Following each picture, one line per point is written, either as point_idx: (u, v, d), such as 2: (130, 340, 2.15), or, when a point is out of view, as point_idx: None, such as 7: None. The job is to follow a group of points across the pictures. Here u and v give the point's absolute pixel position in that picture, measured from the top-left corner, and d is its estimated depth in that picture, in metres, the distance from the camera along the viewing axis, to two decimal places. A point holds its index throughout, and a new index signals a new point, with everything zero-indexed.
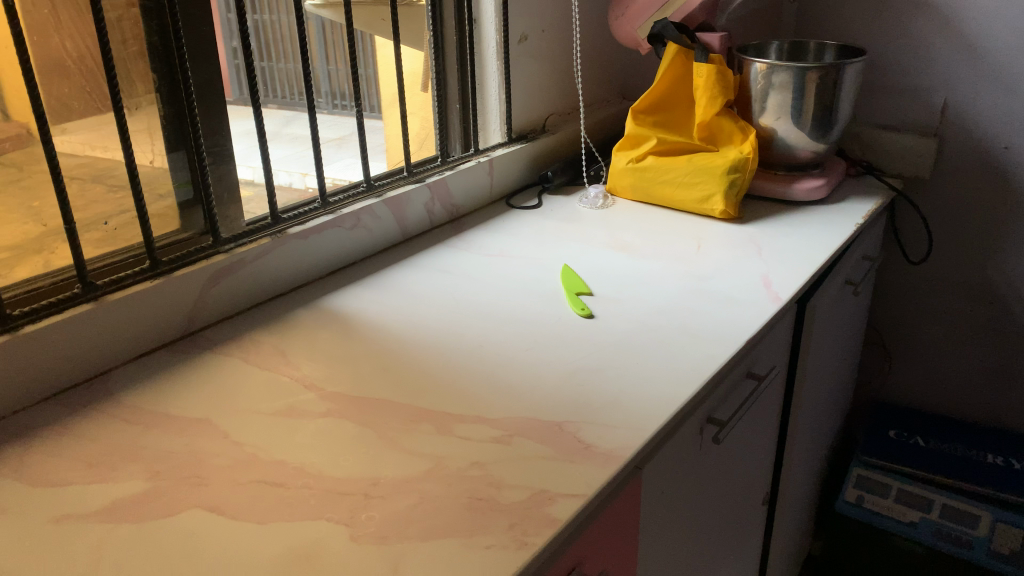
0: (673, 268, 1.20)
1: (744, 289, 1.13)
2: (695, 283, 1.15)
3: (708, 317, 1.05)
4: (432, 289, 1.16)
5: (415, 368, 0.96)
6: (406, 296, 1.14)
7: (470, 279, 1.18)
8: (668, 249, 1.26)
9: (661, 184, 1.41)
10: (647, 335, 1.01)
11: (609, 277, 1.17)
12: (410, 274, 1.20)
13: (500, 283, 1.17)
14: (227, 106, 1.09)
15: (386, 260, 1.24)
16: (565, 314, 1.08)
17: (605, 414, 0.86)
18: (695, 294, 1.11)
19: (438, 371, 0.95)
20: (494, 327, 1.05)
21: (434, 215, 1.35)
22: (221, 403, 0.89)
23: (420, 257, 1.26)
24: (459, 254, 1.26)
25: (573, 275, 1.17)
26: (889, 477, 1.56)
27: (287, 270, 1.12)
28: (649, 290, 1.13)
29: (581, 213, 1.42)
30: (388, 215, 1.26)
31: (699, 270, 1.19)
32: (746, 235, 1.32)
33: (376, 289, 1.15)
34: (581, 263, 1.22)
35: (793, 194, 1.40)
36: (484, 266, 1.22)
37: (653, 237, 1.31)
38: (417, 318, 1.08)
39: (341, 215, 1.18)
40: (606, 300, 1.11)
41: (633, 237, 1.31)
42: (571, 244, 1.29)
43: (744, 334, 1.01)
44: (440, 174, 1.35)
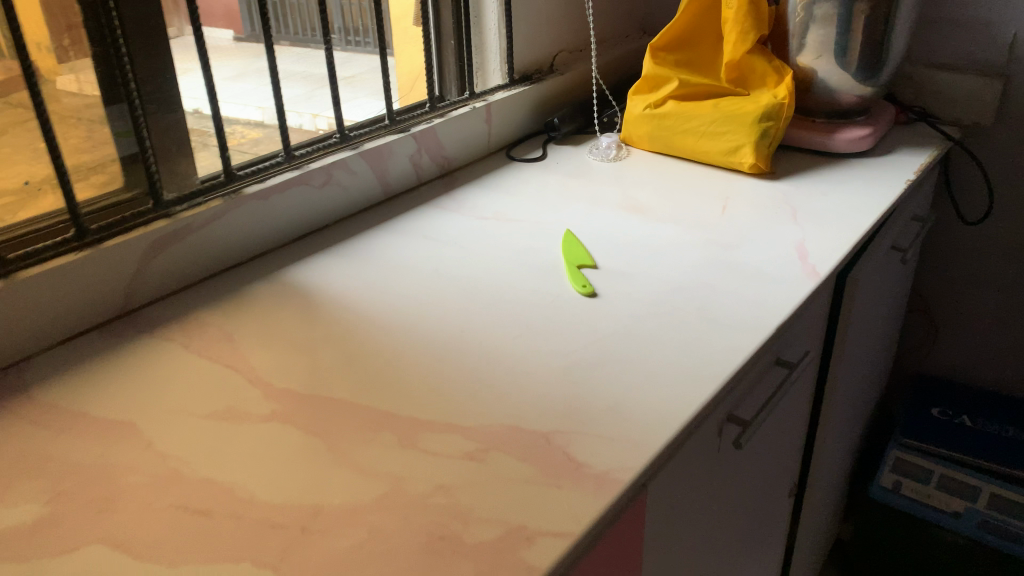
0: (691, 234, 1.03)
1: (774, 260, 0.97)
2: (717, 254, 0.98)
3: (731, 296, 0.90)
4: (412, 258, 1.01)
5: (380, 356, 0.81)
6: (381, 268, 0.99)
7: (458, 247, 1.03)
8: (688, 211, 1.09)
9: (682, 133, 1.22)
10: (658, 318, 0.86)
11: (616, 244, 1.02)
12: (389, 240, 1.05)
13: (490, 252, 1.01)
14: (170, 45, 0.92)
15: (361, 223, 1.09)
16: (563, 291, 0.92)
17: (603, 421, 0.71)
18: (715, 267, 0.96)
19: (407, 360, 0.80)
20: (477, 308, 0.90)
21: (421, 172, 1.19)
22: (150, 402, 0.76)
23: (402, 219, 1.10)
24: (446, 217, 1.11)
25: (573, 245, 1.01)
26: (932, 462, 1.39)
27: (244, 237, 0.98)
28: (661, 262, 0.97)
29: (590, 167, 1.25)
30: (365, 169, 1.10)
31: (720, 238, 1.02)
32: (779, 193, 1.14)
33: (347, 259, 1.00)
34: (586, 227, 1.06)
35: (834, 145, 1.22)
36: (473, 231, 1.07)
37: (671, 195, 1.14)
38: (390, 294, 0.93)
39: (307, 171, 1.03)
40: (612, 274, 0.95)
41: (647, 195, 1.14)
42: (575, 203, 1.13)
43: (773, 319, 0.85)
44: (427, 123, 1.19)
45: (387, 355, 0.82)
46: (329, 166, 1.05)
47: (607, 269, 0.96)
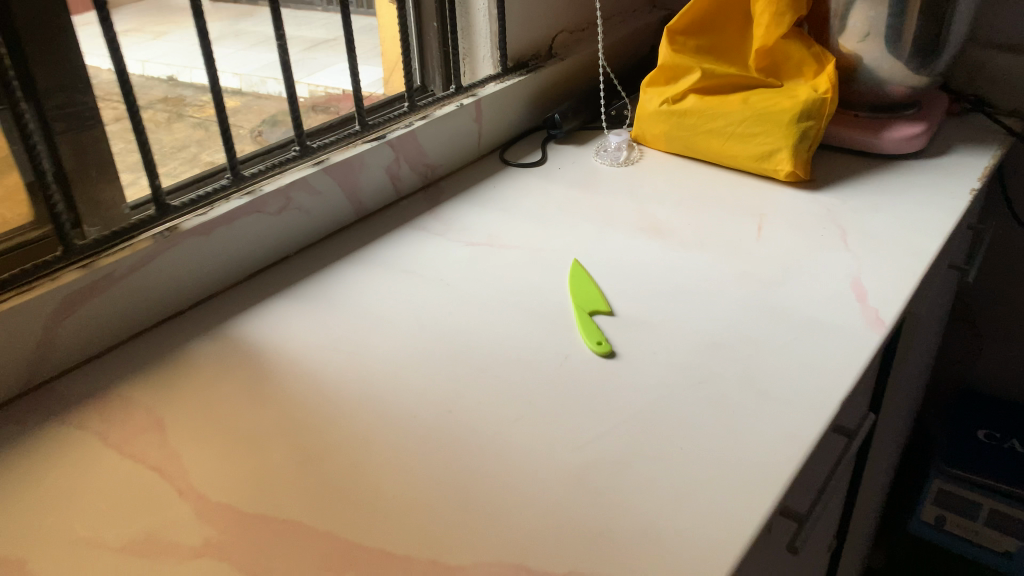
0: (724, 265, 0.86)
1: (829, 303, 0.80)
2: (757, 293, 0.81)
3: (782, 359, 0.73)
4: (388, 303, 0.83)
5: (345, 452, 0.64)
6: (349, 317, 0.81)
7: (442, 286, 0.85)
8: (719, 234, 0.92)
9: (706, 133, 1.04)
10: (692, 389, 0.70)
11: (635, 282, 0.84)
12: (362, 279, 0.87)
13: (482, 293, 0.84)
14: (79, 43, 0.74)
15: (327, 254, 0.91)
16: (574, 348, 0.75)
17: (633, 555, 0.54)
18: (758, 315, 0.78)
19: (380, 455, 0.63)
20: (468, 372, 0.73)
21: (400, 186, 1.01)
22: (50, 525, 0.59)
23: (377, 248, 0.93)
24: (429, 244, 0.93)
25: (583, 284, 0.84)
26: (979, 495, 1.24)
27: (183, 281, 0.80)
28: (690, 308, 0.80)
29: (597, 174, 1.07)
30: (332, 188, 0.92)
31: (760, 270, 0.85)
32: (822, 206, 0.97)
33: (310, 306, 0.83)
34: (596, 257, 0.89)
35: (883, 146, 1.04)
36: (462, 263, 0.89)
37: (696, 211, 0.97)
38: (362, 355, 0.76)
39: (259, 197, 0.85)
40: (632, 323, 0.78)
41: (667, 211, 0.97)
42: (582, 223, 0.96)
43: (835, 392, 0.69)
44: (407, 126, 1.00)
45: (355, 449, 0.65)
46: (286, 188, 0.87)
47: (626, 316, 0.79)
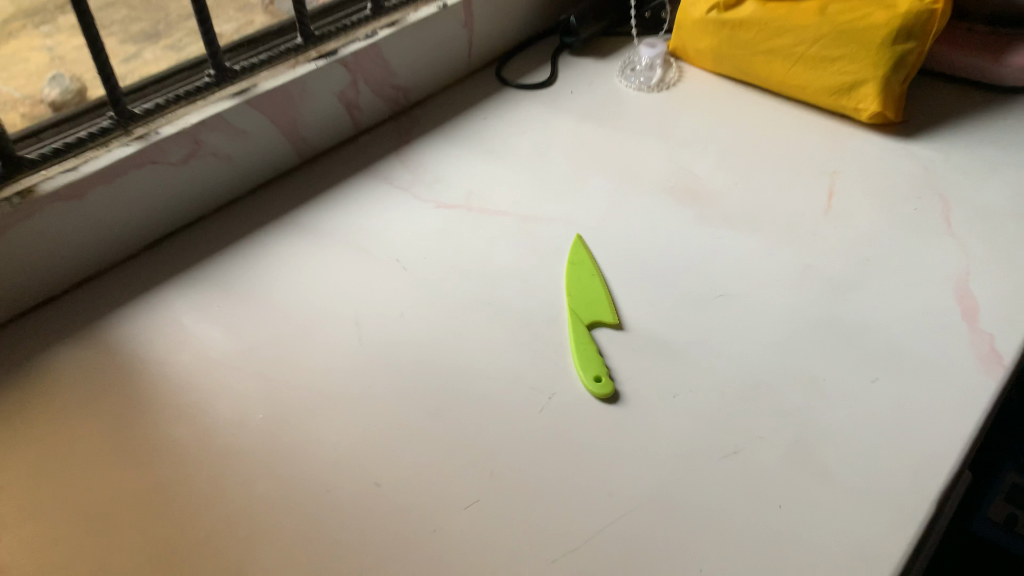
0: (779, 259, 0.64)
1: (922, 323, 0.57)
2: (823, 304, 0.59)
3: (853, 421, 0.52)
4: (320, 293, 0.62)
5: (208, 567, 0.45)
6: (265, 313, 0.61)
7: (393, 271, 0.64)
8: (774, 205, 0.69)
9: (765, 53, 0.78)
10: (724, 467, 0.49)
11: (655, 276, 0.63)
12: (293, 253, 0.66)
13: (446, 285, 0.63)
14: None
15: (253, 213, 0.70)
16: (563, 382, 0.55)
17: None
18: (824, 341, 0.57)
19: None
20: (413, 413, 0.53)
21: (359, 116, 0.78)
22: None
23: (320, 205, 0.71)
24: (386, 203, 0.71)
25: (581, 278, 0.62)
26: None
27: (48, 263, 0.60)
28: (730, 325, 0.58)
29: (620, 101, 0.83)
30: (261, 125, 0.70)
31: (828, 267, 0.62)
32: (918, 160, 0.72)
33: (220, 294, 0.62)
34: (604, 235, 0.67)
35: (1004, 75, 0.77)
36: (424, 236, 0.67)
37: (745, 165, 0.73)
38: (274, 378, 0.56)
39: (153, 143, 0.62)
40: (648, 345, 0.57)
41: (707, 163, 0.73)
42: (592, 179, 0.73)
43: (926, 483, 0.48)
44: (368, 36, 0.75)
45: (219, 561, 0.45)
46: (192, 130, 0.65)
47: (641, 333, 0.58)
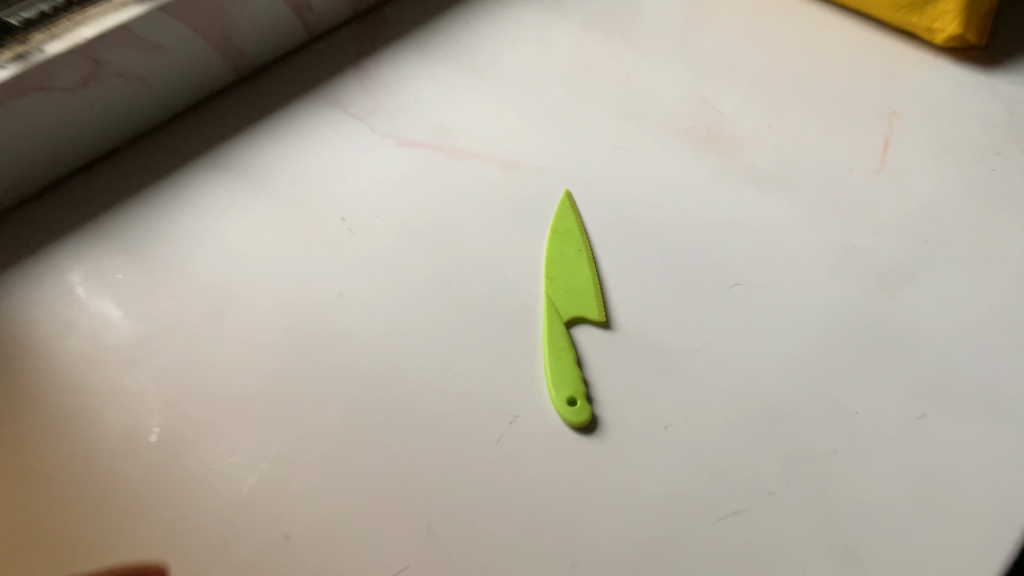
0: (813, 239, 0.51)
1: (989, 336, 0.46)
2: (863, 303, 0.48)
3: (891, 474, 0.41)
4: (245, 262, 0.51)
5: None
6: (174, 292, 0.50)
7: (335, 234, 0.52)
8: (815, 161, 0.55)
9: None
10: (722, 532, 0.39)
11: (658, 256, 0.50)
12: (217, 205, 0.54)
13: (398, 257, 0.51)
14: None
15: (174, 147, 0.58)
16: (529, 401, 0.44)
17: None
18: (861, 361, 0.45)
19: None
20: (341, 436, 0.43)
21: (312, 18, 0.64)
22: None
23: (256, 138, 0.58)
24: (336, 138, 0.58)
25: (564, 256, 0.50)
26: None
27: None
28: (743, 333, 0.47)
29: (634, 5, 0.67)
30: (182, 36, 0.55)
31: (875, 253, 0.50)
32: (1001, 99, 0.57)
33: (123, 262, 0.51)
34: (599, 195, 0.54)
35: None
36: (378, 187, 0.55)
37: (782, 102, 0.59)
38: (175, 384, 0.46)
39: (38, 66, 0.49)
40: (639, 356, 0.46)
41: (733, 97, 0.59)
42: (592, 113, 0.59)
43: (976, 571, 0.38)
44: None
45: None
46: (88, 46, 0.51)
47: (632, 338, 0.46)
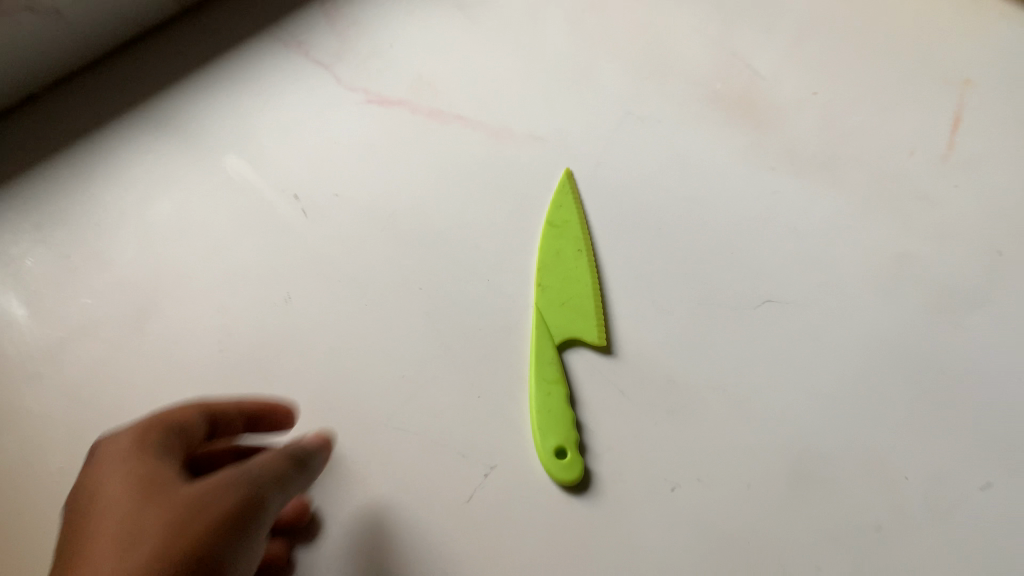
0: (862, 245, 0.42)
1: None
2: (918, 334, 0.39)
3: (936, 564, 0.34)
4: (177, 251, 0.43)
5: (259, 425, 0.36)
6: (91, 287, 0.42)
7: (287, 218, 0.44)
8: (870, 141, 0.45)
9: None
10: None
11: (672, 261, 0.42)
12: (149, 175, 0.45)
13: (360, 252, 0.42)
14: None
15: (99, 96, 0.48)
16: (512, 451, 0.37)
17: None
18: (909, 413, 0.37)
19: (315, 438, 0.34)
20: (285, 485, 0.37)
21: None
22: None
23: (197, 85, 0.48)
24: (293, 89, 0.48)
25: (560, 258, 0.42)
26: None
27: None
28: (772, 367, 0.38)
29: None
30: None
31: (935, 269, 0.41)
32: None
33: (36, 248, 0.43)
34: (603, 179, 0.45)
35: None
36: (341, 158, 0.46)
37: (837, 59, 0.48)
38: (88, 412, 0.39)
39: None
40: (644, 394, 0.38)
41: (774, 52, 0.49)
42: (602, 67, 0.49)
43: None
44: None
45: (281, 417, 0.37)
46: None
47: (636, 369, 0.39)
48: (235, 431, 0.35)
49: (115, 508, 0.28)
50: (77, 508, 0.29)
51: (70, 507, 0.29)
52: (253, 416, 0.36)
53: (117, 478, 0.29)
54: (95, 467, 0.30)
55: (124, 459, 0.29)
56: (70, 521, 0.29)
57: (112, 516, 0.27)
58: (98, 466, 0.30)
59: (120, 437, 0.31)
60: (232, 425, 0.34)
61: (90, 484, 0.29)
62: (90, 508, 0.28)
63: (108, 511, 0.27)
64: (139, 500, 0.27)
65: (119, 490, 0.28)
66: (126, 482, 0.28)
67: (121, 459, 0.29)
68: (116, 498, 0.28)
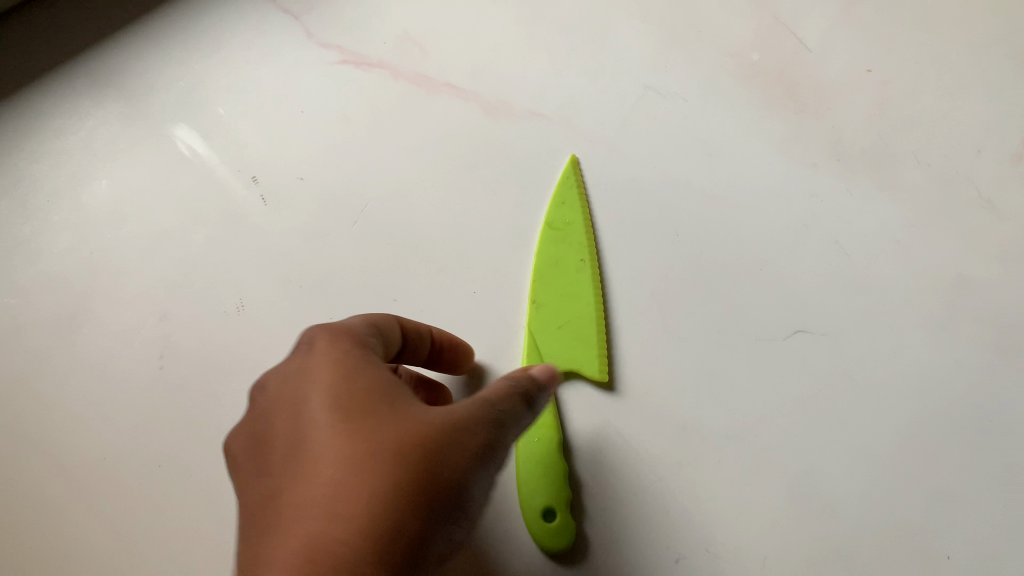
0: (911, 266, 0.36)
1: None
2: (968, 376, 0.34)
3: None
4: (117, 242, 0.37)
5: (438, 355, 0.33)
6: (19, 286, 0.37)
7: (244, 206, 0.38)
8: (932, 135, 0.38)
9: None
10: None
11: (687, 276, 0.36)
12: (86, 146, 0.39)
13: (327, 253, 0.37)
14: None
15: (32, 48, 0.42)
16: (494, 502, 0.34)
17: None
18: (946, 475, 0.33)
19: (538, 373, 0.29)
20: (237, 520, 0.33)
21: None
22: None
23: (139, 34, 0.41)
24: (255, 43, 0.41)
25: (559, 270, 0.37)
26: None
27: None
28: (791, 415, 0.34)
29: None
30: None
31: (997, 298, 0.35)
32: None
33: None
34: (613, 171, 0.38)
35: None
36: (309, 131, 0.39)
37: (903, 26, 0.40)
38: (15, 427, 0.35)
39: None
40: (639, 441, 0.34)
41: (825, 12, 0.41)
42: (621, 27, 0.41)
43: None
44: None
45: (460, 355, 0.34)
46: None
47: (632, 411, 0.34)
48: (419, 354, 0.32)
49: (341, 415, 0.23)
50: (286, 407, 0.25)
51: (272, 406, 0.25)
52: (436, 347, 0.33)
53: (337, 379, 0.24)
54: (303, 362, 0.26)
55: (343, 360, 0.25)
56: (279, 422, 0.25)
57: (340, 422, 0.23)
58: (307, 362, 0.26)
59: (330, 334, 0.26)
60: (418, 350, 0.32)
61: (300, 381, 0.25)
62: (308, 408, 0.24)
63: (334, 415, 0.23)
64: (370, 412, 0.23)
65: (358, 388, 0.24)
66: (351, 385, 0.24)
67: (338, 359, 0.25)
68: (340, 403, 0.24)
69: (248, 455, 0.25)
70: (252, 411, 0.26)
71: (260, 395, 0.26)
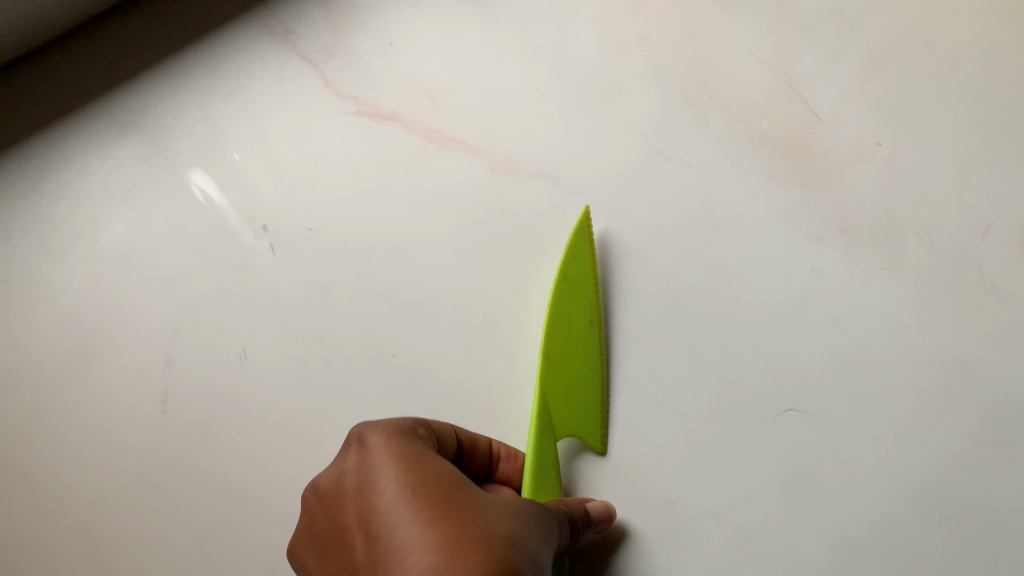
0: (906, 348, 0.36)
1: None
2: (950, 465, 0.34)
3: None
4: (126, 284, 0.40)
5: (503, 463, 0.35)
6: (35, 319, 0.40)
7: (252, 253, 0.40)
8: (946, 213, 0.37)
9: None
10: None
11: (682, 348, 0.37)
12: (105, 187, 0.41)
13: (330, 305, 0.39)
14: None
15: (56, 83, 0.43)
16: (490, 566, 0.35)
17: None
18: (914, 559, 0.33)
19: (599, 507, 0.34)
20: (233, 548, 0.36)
21: None
22: None
23: (161, 79, 0.42)
24: (273, 91, 0.42)
25: (568, 327, 0.37)
26: None
27: None
28: (765, 492, 0.35)
29: None
30: None
31: (992, 388, 0.35)
32: None
33: None
34: (616, 235, 0.39)
35: None
36: (319, 182, 0.40)
37: (923, 98, 0.38)
38: (38, 452, 0.39)
39: None
40: (617, 509, 0.35)
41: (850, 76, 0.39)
42: (632, 84, 0.40)
43: None
44: None
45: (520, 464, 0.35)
46: None
47: (610, 477, 0.36)
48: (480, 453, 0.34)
49: (416, 493, 0.26)
50: (355, 497, 0.27)
51: (338, 501, 0.28)
52: (494, 455, 0.35)
53: (399, 464, 0.27)
54: (360, 458, 0.29)
55: (399, 448, 0.28)
56: (351, 512, 0.27)
57: (418, 499, 0.26)
58: (361, 457, 0.28)
59: (379, 429, 0.29)
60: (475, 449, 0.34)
61: (363, 472, 0.28)
62: (380, 496, 0.26)
63: (411, 493, 0.26)
64: (439, 489, 0.26)
65: (418, 482, 0.26)
66: (414, 470, 0.27)
67: (392, 449, 0.28)
68: (411, 482, 0.26)
69: (332, 553, 0.27)
70: (317, 514, 0.29)
71: (318, 498, 0.29)
